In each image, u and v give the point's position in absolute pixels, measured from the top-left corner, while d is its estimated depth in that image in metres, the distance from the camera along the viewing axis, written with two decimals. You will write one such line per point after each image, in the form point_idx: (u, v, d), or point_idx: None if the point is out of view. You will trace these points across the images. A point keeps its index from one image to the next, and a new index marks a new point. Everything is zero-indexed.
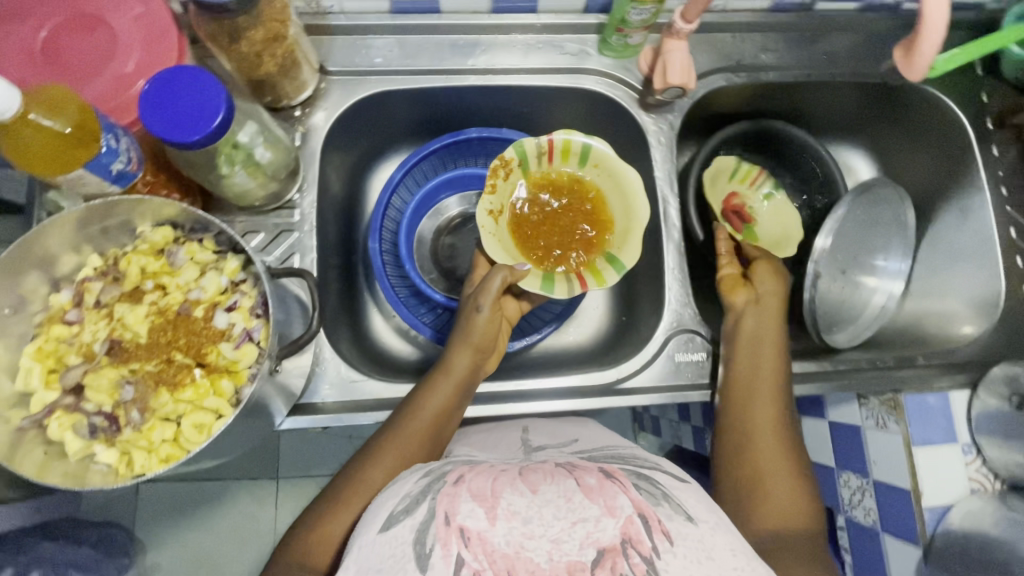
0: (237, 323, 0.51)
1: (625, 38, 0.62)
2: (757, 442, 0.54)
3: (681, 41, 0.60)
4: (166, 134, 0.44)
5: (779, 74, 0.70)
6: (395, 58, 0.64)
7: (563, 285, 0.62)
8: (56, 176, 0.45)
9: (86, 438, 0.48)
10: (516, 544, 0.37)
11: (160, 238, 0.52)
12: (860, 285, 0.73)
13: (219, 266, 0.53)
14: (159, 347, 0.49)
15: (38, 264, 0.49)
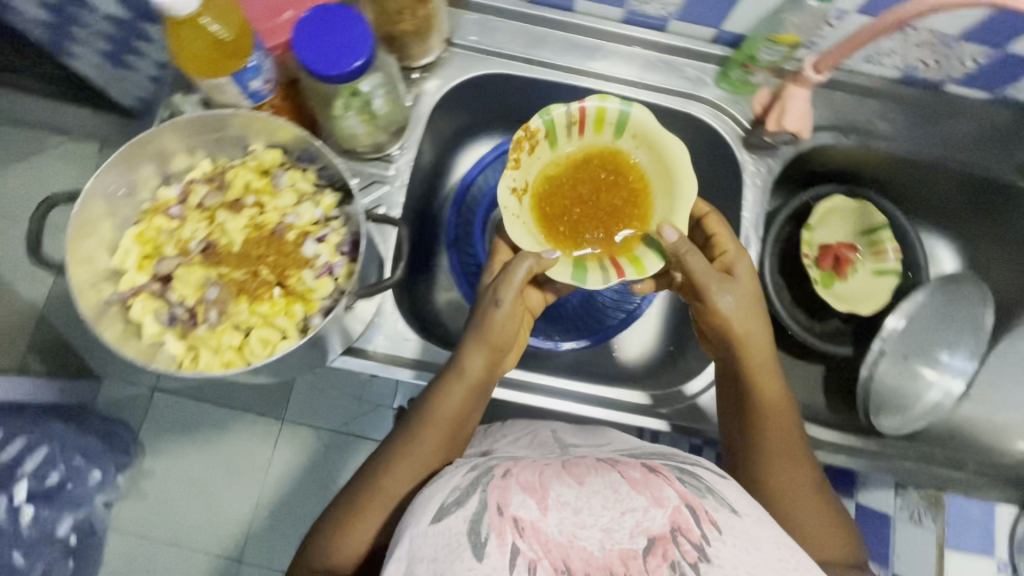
0: (323, 255, 0.55)
1: (748, 75, 0.63)
2: (779, 481, 0.57)
3: (806, 89, 0.60)
4: (309, 64, 0.46)
5: (889, 145, 0.70)
6: (519, 44, 0.66)
7: (597, 275, 0.57)
8: (204, 79, 0.49)
9: (164, 323, 0.53)
10: (568, 533, 0.42)
11: (270, 159, 0.56)
12: (918, 375, 0.70)
13: (316, 199, 0.56)
14: (247, 259, 0.54)
15: (154, 157, 0.54)
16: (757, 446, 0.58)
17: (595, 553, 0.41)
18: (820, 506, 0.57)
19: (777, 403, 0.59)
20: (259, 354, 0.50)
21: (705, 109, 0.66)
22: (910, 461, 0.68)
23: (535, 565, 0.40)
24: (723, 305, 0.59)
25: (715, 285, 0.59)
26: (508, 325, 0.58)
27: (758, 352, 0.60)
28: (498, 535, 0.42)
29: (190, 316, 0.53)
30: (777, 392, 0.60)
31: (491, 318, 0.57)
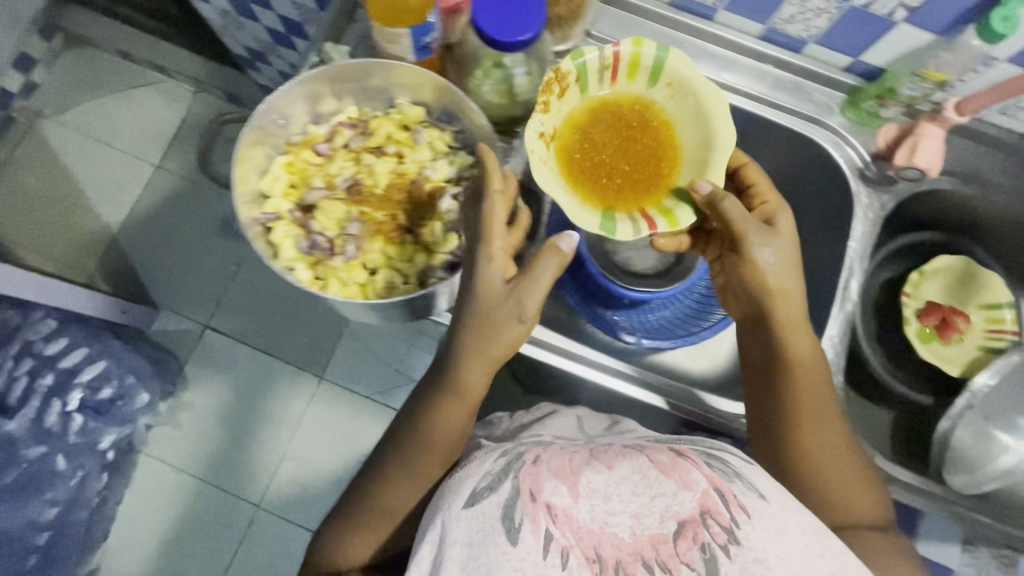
0: (453, 211, 0.78)
1: (880, 106, 0.77)
2: (811, 438, 0.73)
3: (940, 127, 0.76)
4: (485, 27, 0.63)
5: (1011, 198, 0.87)
6: (651, 47, 0.78)
7: (626, 227, 0.69)
8: (385, 25, 0.68)
9: (312, 249, 0.77)
10: (602, 519, 0.57)
11: (413, 115, 0.79)
12: (996, 440, 0.80)
13: (451, 158, 0.80)
14: (386, 201, 0.79)
15: (306, 97, 0.76)
16: (791, 407, 0.74)
17: (625, 539, 0.56)
18: (850, 465, 0.74)
19: (805, 363, 0.74)
20: (384, 290, 0.76)
21: (828, 135, 0.80)
22: (976, 514, 0.82)
23: (568, 549, 0.54)
24: (765, 260, 0.72)
25: (754, 237, 0.71)
26: (506, 336, 0.68)
27: (794, 312, 0.74)
28: (533, 520, 0.55)
29: (331, 247, 0.78)
30: (808, 353, 0.74)
31: (503, 327, 0.68)
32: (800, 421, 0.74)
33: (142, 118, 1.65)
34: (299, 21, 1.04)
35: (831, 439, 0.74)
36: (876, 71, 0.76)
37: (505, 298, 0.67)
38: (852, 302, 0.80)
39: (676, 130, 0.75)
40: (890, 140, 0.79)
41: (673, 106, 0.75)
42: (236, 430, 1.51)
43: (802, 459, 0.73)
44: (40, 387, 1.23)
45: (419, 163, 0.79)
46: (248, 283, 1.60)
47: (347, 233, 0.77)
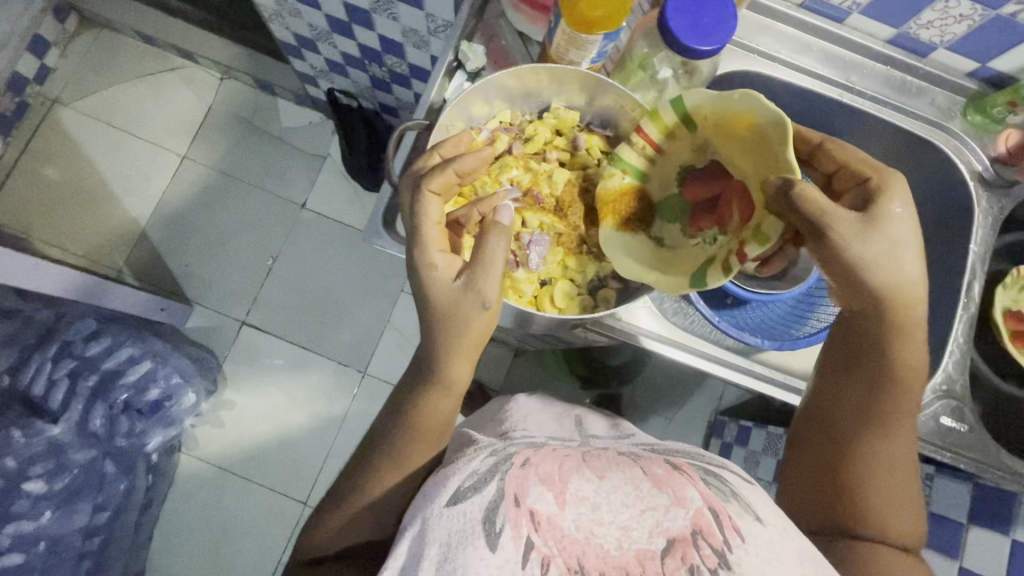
0: None
1: (1009, 113, 0.72)
2: (882, 449, 0.59)
3: None
4: (682, 32, 0.56)
5: None
6: (777, 48, 0.74)
7: (716, 272, 0.57)
8: (572, 28, 0.57)
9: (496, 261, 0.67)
10: (586, 530, 0.48)
11: (569, 120, 0.69)
12: None
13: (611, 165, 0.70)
14: (560, 211, 0.69)
15: (460, 104, 0.64)
16: (858, 414, 0.60)
17: (611, 553, 0.47)
18: (911, 485, 0.60)
19: (909, 378, 0.59)
20: (559, 304, 0.68)
21: (948, 139, 0.75)
22: None
23: (549, 560, 0.46)
24: (863, 257, 0.55)
25: (846, 227, 0.54)
26: (473, 329, 0.60)
27: (909, 318, 0.58)
28: (514, 527, 0.47)
29: (515, 258, 0.68)
30: (914, 370, 0.59)
31: (467, 321, 0.59)
32: (878, 430, 0.59)
33: (166, 106, 1.59)
34: (367, 11, 1.01)
35: (898, 456, 0.59)
36: (1009, 78, 0.71)
37: (457, 294, 0.59)
38: (976, 302, 0.75)
39: (739, 167, 0.60)
40: (1011, 145, 0.73)
41: (722, 137, 0.59)
42: (279, 426, 1.49)
43: (864, 472, 0.59)
44: (83, 389, 1.18)
45: (586, 171, 0.70)
46: (285, 278, 1.56)
47: (532, 244, 0.68)
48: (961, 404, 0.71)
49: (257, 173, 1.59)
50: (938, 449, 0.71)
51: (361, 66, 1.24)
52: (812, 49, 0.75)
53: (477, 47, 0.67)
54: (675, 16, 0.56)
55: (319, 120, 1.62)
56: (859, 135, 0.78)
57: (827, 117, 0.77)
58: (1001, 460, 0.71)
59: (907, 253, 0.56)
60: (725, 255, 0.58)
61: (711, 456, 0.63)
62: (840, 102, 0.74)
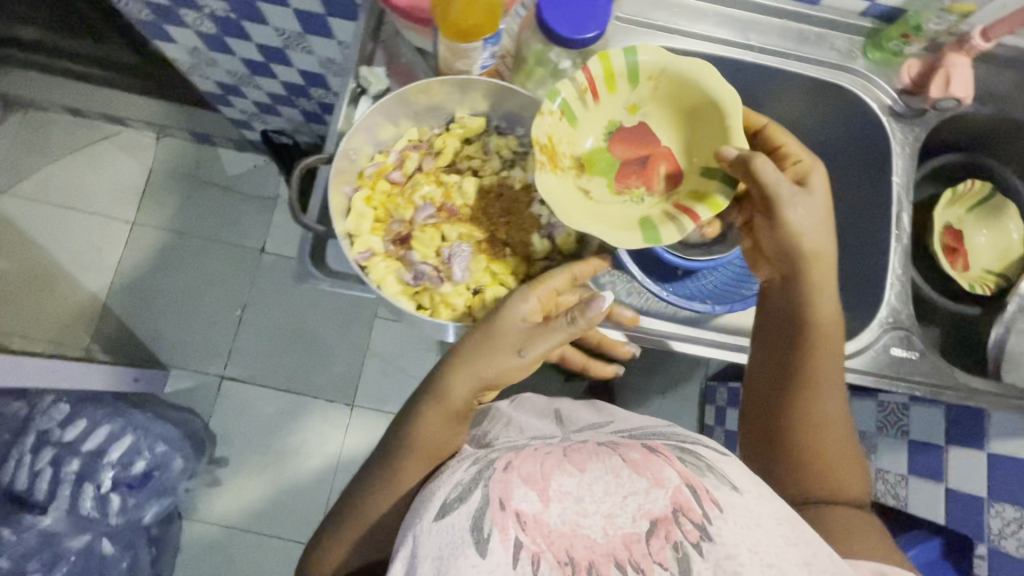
0: (545, 215, 0.70)
1: (903, 45, 0.72)
2: (806, 404, 0.62)
3: (965, 58, 0.71)
4: (557, 26, 0.57)
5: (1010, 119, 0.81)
6: (676, 21, 0.74)
7: (671, 229, 0.59)
8: (451, 39, 0.57)
9: (415, 276, 0.68)
10: (572, 521, 0.49)
11: (476, 126, 0.69)
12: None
13: (523, 162, 0.71)
14: (478, 220, 0.70)
15: (365, 128, 0.64)
16: (789, 380, 0.63)
17: (599, 541, 0.48)
18: (850, 442, 0.63)
19: (831, 334, 0.63)
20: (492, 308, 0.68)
21: (856, 80, 0.76)
22: None
23: (540, 556, 0.47)
24: (796, 220, 0.61)
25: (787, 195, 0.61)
26: (499, 364, 0.59)
27: (821, 270, 0.63)
28: (502, 530, 0.48)
29: (438, 274, 0.69)
30: (835, 326, 0.63)
31: (497, 356, 0.59)
32: (808, 391, 0.62)
33: (109, 175, 1.57)
34: (280, 48, 1.00)
35: (830, 413, 0.63)
36: (898, 12, 0.71)
37: (519, 333, 0.60)
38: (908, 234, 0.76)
39: (671, 133, 0.65)
40: (914, 76, 0.74)
41: (657, 104, 0.65)
42: (277, 473, 1.48)
43: (803, 434, 0.62)
44: (67, 475, 1.17)
45: (499, 176, 0.70)
46: (256, 325, 1.55)
47: (452, 257, 0.68)
48: (909, 332, 0.73)
49: (211, 225, 1.57)
50: (893, 381, 0.73)
51: (290, 103, 1.23)
52: (709, 15, 0.75)
53: (376, 70, 0.67)
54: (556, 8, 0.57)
55: (264, 161, 1.61)
56: (775, 89, 0.79)
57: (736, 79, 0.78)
58: (955, 379, 0.73)
59: (817, 194, 0.62)
60: (670, 210, 0.61)
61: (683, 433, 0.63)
62: (747, 61, 0.75)
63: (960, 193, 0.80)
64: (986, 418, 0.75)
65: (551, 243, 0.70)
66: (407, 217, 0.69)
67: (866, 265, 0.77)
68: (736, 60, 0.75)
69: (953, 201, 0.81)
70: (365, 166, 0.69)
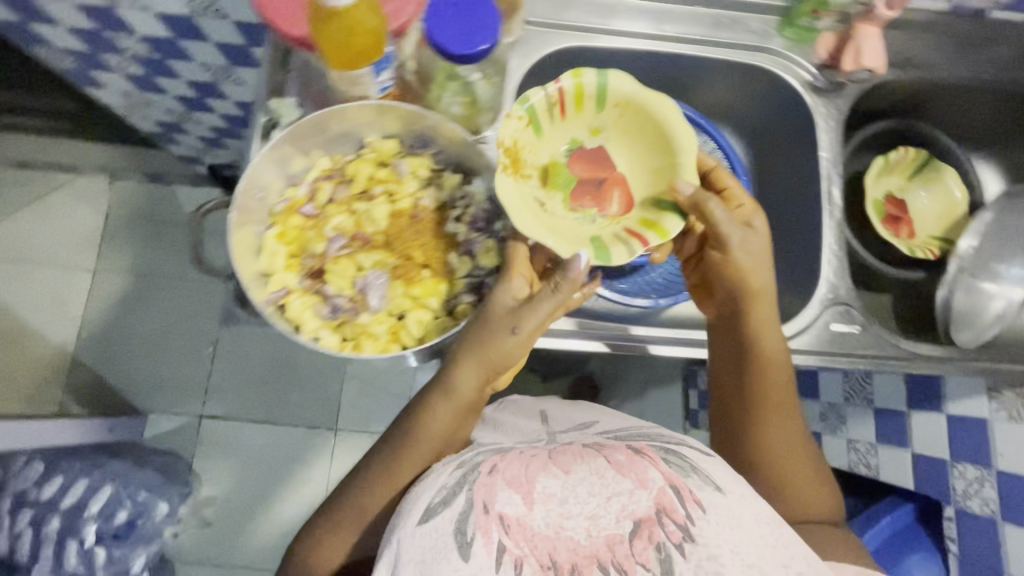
0: (460, 233, 0.67)
1: (814, 21, 0.71)
2: (765, 440, 0.65)
3: (874, 27, 0.68)
4: (447, 44, 0.52)
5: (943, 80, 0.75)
6: (590, 20, 0.71)
7: (621, 250, 0.59)
8: (340, 70, 0.53)
9: (335, 309, 0.66)
10: (556, 524, 0.48)
11: (386, 149, 0.67)
12: (979, 289, 0.70)
13: (438, 181, 0.68)
14: (395, 245, 0.67)
15: (274, 162, 0.62)
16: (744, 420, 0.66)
17: (582, 543, 0.48)
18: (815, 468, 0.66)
19: (777, 371, 0.65)
20: (411, 334, 0.64)
21: (774, 59, 0.73)
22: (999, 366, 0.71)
23: (522, 560, 0.47)
24: (740, 262, 0.63)
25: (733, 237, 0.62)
26: (499, 352, 0.59)
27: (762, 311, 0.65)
28: (485, 533, 0.48)
29: (353, 305, 0.66)
30: (779, 362, 0.65)
31: (496, 346, 0.59)
32: (762, 429, 0.65)
33: (64, 223, 1.54)
34: (210, 82, 0.99)
35: (790, 446, 0.65)
36: None
37: (503, 313, 0.59)
38: (840, 207, 0.74)
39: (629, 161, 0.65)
40: (831, 49, 0.72)
41: (621, 133, 0.65)
42: (266, 507, 1.47)
43: (768, 469, 0.65)
44: (48, 534, 1.17)
45: (413, 198, 0.68)
46: (230, 359, 1.53)
47: (366, 289, 0.66)
48: (851, 307, 0.70)
49: (174, 263, 1.55)
50: (839, 357, 0.70)
51: (234, 134, 1.21)
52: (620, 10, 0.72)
53: (287, 100, 0.67)
54: (436, 29, 0.52)
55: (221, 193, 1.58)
56: (698, 76, 0.77)
57: (654, 70, 0.76)
58: (897, 348, 0.70)
59: (755, 233, 0.63)
60: (621, 233, 0.61)
61: (665, 432, 0.61)
62: (661, 52, 0.73)
63: (891, 162, 0.79)
64: (941, 381, 0.75)
65: (472, 261, 0.67)
66: (320, 250, 0.67)
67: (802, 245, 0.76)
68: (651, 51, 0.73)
69: (888, 170, 0.79)
70: (276, 203, 0.66)
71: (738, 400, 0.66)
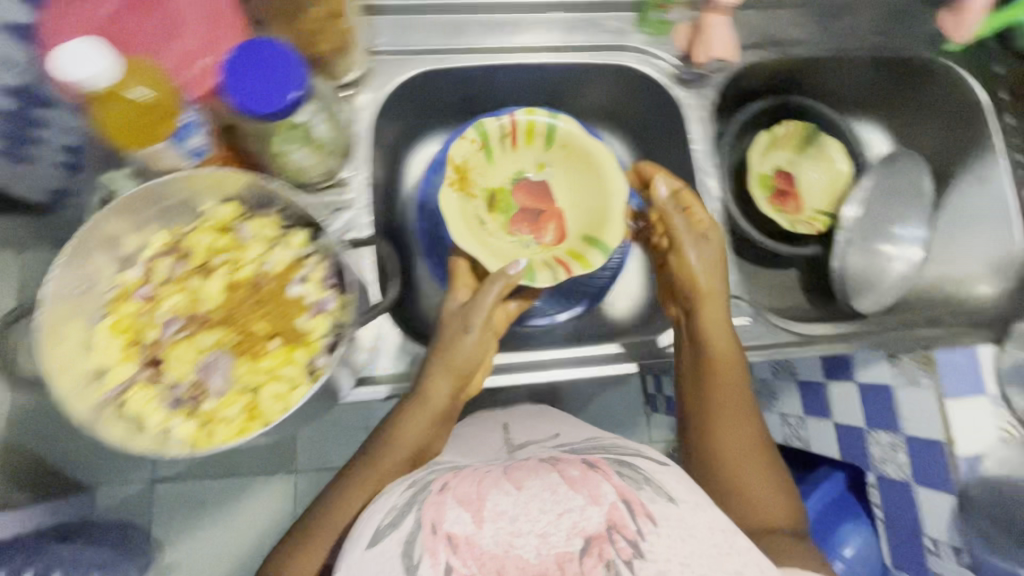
0: (310, 294, 0.50)
1: (665, 14, 0.64)
2: (720, 437, 0.57)
3: (721, 16, 0.63)
4: (245, 103, 0.43)
5: (805, 51, 0.72)
6: (439, 38, 0.64)
7: (546, 274, 0.60)
8: (136, 150, 0.47)
9: (164, 412, 0.47)
10: (505, 543, 0.38)
11: (228, 213, 0.52)
12: (878, 252, 0.72)
13: (285, 241, 0.52)
14: (235, 318, 0.47)
15: (102, 245, 0.47)
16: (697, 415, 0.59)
17: (531, 562, 0.37)
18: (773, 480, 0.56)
19: (729, 362, 0.59)
20: (274, 412, 0.47)
21: (630, 55, 0.67)
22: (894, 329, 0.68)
23: None
24: (689, 259, 0.63)
25: (687, 236, 0.63)
26: (461, 355, 0.58)
27: (708, 298, 0.61)
28: (432, 555, 0.38)
29: (192, 394, 0.46)
30: (731, 353, 0.59)
31: (452, 346, 0.58)
32: (712, 427, 0.57)
33: None
34: None
35: (742, 451, 0.56)
36: None
37: (452, 314, 0.61)
38: (717, 201, 0.68)
39: (565, 193, 0.67)
40: (689, 39, 0.66)
41: (569, 169, 0.66)
42: None
43: (720, 473, 0.55)
44: None
45: (256, 263, 0.51)
46: None
47: (206, 372, 0.46)
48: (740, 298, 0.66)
49: None
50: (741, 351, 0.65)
51: None
52: (467, 28, 0.65)
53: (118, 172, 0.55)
54: (229, 85, 0.44)
55: None
56: (573, 87, 0.71)
57: (535, 83, 0.70)
58: (788, 332, 0.67)
59: (711, 235, 0.64)
60: (551, 258, 0.62)
61: (624, 444, 0.54)
62: (510, 64, 0.66)
63: (777, 135, 0.77)
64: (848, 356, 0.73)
65: (327, 319, 0.50)
66: (150, 339, 0.47)
67: (686, 247, 0.70)
68: (497, 65, 0.66)
69: (775, 145, 0.77)
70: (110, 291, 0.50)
71: (686, 405, 0.60)
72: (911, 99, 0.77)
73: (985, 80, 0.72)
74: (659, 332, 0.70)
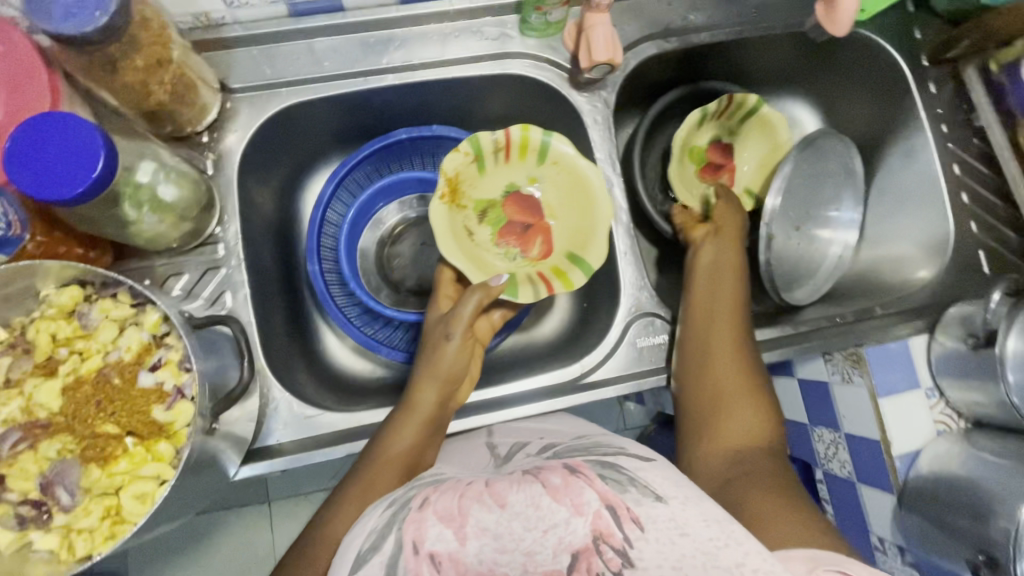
0: (166, 381, 0.46)
1: (545, 16, 0.58)
2: (724, 382, 0.51)
3: (603, 14, 0.56)
4: (38, 190, 0.39)
5: (711, 34, 0.66)
6: (303, 66, 0.58)
7: (528, 289, 0.56)
8: None
9: (15, 530, 0.43)
10: (490, 561, 0.33)
11: (68, 300, 0.46)
12: (815, 238, 0.68)
13: (139, 320, 0.47)
14: (81, 419, 0.44)
15: None
16: (700, 365, 0.53)
17: None
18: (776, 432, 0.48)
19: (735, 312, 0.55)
20: (137, 513, 0.43)
21: (520, 63, 0.61)
22: (826, 327, 0.64)
23: None
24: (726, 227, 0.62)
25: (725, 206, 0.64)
26: (449, 353, 0.53)
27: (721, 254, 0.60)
28: None
29: (42, 506, 0.44)
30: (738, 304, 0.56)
31: (440, 353, 0.53)
32: (716, 372, 0.52)
33: None
34: None
35: (746, 400, 0.50)
36: None
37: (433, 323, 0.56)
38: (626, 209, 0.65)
39: (559, 210, 0.60)
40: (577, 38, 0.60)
41: (563, 185, 0.59)
42: None
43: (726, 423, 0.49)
44: None
45: (104, 352, 0.46)
46: None
47: (54, 483, 0.43)
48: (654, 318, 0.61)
49: None
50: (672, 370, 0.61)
51: None
52: (334, 51, 0.59)
53: None
54: (17, 171, 0.39)
55: None
56: (466, 100, 0.66)
57: (425, 97, 0.64)
58: None
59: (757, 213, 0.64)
60: (533, 274, 0.57)
61: (614, 442, 0.43)
62: (389, 86, 0.60)
63: (711, 111, 0.69)
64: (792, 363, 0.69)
65: (187, 403, 0.45)
66: None
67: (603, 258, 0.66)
68: (376, 88, 0.61)
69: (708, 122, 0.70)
70: None
71: (692, 364, 0.54)
72: (839, 69, 0.72)
73: (906, 45, 0.67)
74: (589, 339, 0.65)
